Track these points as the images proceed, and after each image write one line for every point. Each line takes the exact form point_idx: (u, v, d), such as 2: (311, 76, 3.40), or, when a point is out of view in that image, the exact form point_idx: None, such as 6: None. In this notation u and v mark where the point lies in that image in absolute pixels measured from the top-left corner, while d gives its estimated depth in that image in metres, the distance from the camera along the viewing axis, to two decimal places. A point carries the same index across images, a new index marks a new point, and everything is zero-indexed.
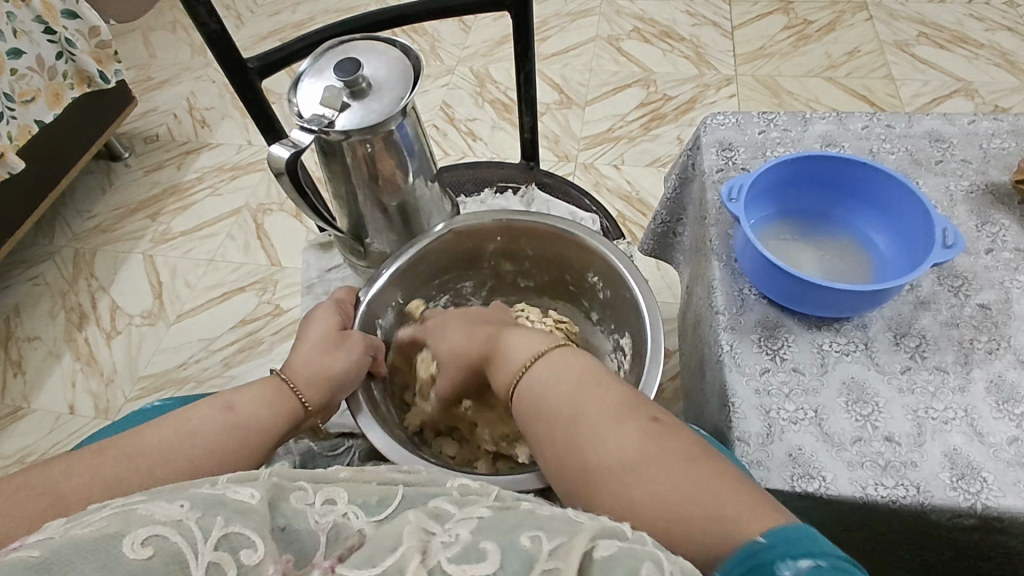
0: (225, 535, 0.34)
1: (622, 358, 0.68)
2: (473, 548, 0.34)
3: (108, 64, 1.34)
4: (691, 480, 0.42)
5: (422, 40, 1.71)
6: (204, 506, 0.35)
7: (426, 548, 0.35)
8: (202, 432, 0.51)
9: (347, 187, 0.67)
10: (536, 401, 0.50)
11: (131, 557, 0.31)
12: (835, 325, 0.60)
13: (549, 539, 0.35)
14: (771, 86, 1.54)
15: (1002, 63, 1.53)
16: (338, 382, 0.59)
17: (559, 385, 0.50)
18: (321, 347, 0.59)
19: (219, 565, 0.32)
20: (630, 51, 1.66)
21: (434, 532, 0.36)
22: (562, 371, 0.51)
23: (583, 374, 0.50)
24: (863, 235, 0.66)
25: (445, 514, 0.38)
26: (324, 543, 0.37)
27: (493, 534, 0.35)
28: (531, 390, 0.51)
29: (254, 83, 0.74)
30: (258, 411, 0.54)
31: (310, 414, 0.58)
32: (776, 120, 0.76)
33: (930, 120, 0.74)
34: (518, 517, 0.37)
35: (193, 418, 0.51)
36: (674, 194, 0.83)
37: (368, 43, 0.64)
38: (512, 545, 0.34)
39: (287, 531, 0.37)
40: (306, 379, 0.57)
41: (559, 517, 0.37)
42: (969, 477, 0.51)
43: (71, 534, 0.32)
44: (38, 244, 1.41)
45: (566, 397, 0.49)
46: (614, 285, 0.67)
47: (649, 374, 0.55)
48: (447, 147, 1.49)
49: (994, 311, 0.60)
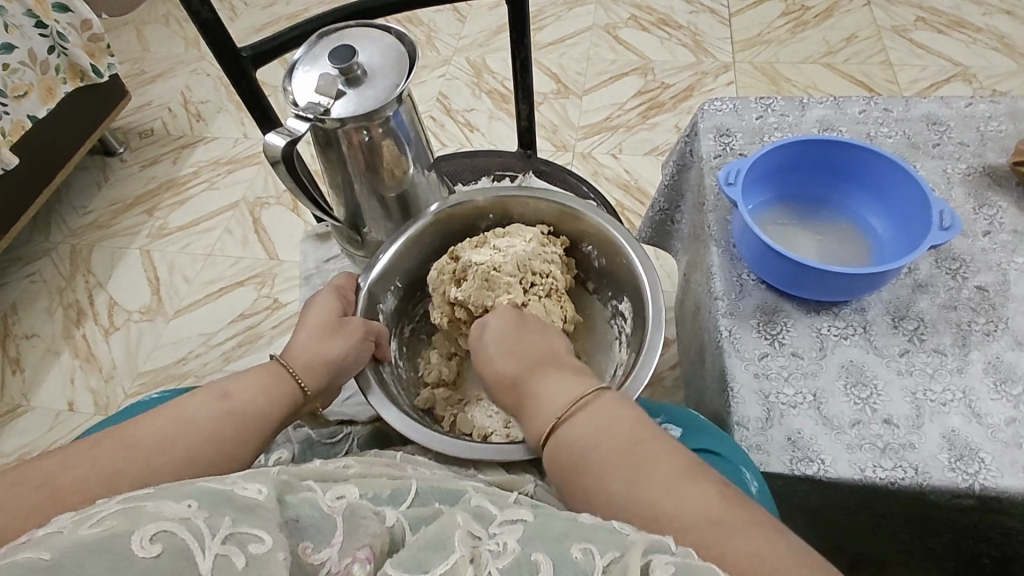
0: (232, 532, 0.33)
1: (623, 324, 0.68)
2: (524, 560, 0.35)
3: (100, 58, 1.33)
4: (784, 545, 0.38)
5: (417, 31, 1.69)
6: (212, 503, 0.35)
7: (475, 558, 0.36)
8: (200, 420, 0.51)
9: (343, 176, 0.67)
10: (585, 449, 0.46)
11: (141, 556, 0.30)
12: (833, 309, 0.60)
13: (601, 554, 0.35)
14: (769, 73, 1.54)
15: (1000, 48, 1.52)
16: (340, 365, 0.59)
17: (610, 432, 0.46)
18: (320, 333, 0.59)
19: (227, 558, 0.32)
20: (627, 39, 1.65)
21: (481, 539, 0.38)
22: (616, 419, 0.47)
23: (639, 421, 0.47)
24: (861, 219, 0.66)
25: (488, 517, 0.40)
26: (343, 526, 0.38)
27: (541, 545, 0.36)
28: (574, 432, 0.48)
29: (248, 74, 0.73)
30: (255, 397, 0.54)
31: (309, 400, 0.58)
32: (773, 106, 0.76)
33: (928, 103, 0.74)
34: (564, 525, 0.38)
35: (190, 407, 0.51)
36: (672, 181, 0.83)
37: (363, 30, 0.63)
38: (566, 560, 0.35)
39: (300, 521, 0.38)
40: (305, 364, 0.58)
41: (604, 528, 0.38)
42: (967, 458, 0.51)
43: (79, 533, 0.31)
44: (34, 240, 1.41)
45: (619, 437, 0.46)
46: (609, 252, 0.67)
47: (652, 340, 0.57)
48: (445, 139, 1.48)
49: (992, 293, 0.60)
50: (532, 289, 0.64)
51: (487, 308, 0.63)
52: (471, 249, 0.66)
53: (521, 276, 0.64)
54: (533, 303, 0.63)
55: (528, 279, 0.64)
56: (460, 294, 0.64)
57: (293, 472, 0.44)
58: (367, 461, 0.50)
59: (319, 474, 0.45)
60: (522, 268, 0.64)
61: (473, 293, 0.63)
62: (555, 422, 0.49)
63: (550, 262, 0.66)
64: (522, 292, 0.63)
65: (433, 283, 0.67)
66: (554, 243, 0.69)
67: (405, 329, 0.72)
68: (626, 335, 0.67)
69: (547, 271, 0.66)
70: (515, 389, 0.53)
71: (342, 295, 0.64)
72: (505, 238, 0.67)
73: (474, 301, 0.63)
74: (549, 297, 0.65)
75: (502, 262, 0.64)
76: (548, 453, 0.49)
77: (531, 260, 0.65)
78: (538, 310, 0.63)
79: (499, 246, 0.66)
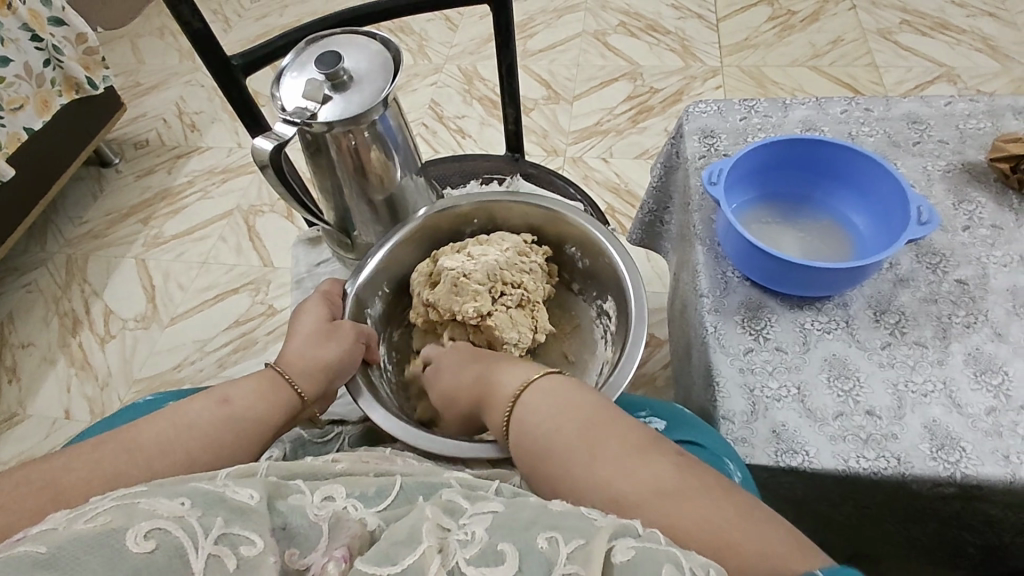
0: (224, 533, 0.34)
1: (608, 322, 0.70)
2: (491, 550, 0.36)
3: (96, 71, 1.35)
4: (733, 514, 0.40)
5: (409, 40, 1.71)
6: (206, 504, 0.35)
7: (444, 547, 0.36)
8: (199, 424, 0.51)
9: (332, 181, 0.68)
10: (544, 433, 0.48)
11: (135, 552, 0.31)
12: (817, 304, 0.61)
13: (566, 542, 0.36)
14: (757, 76, 1.56)
15: (983, 49, 1.54)
16: (336, 369, 0.60)
17: (568, 417, 0.48)
18: (314, 340, 0.60)
19: (219, 558, 0.33)
20: (616, 45, 1.67)
21: (450, 531, 0.38)
22: (574, 404, 0.49)
23: (592, 405, 0.48)
24: (842, 216, 0.67)
25: (459, 510, 0.40)
26: (327, 532, 0.39)
27: (509, 535, 0.37)
28: (533, 418, 0.49)
29: (239, 82, 0.74)
30: (253, 403, 0.55)
31: (307, 405, 0.58)
32: (757, 107, 0.77)
33: (908, 103, 0.75)
34: (533, 514, 0.38)
35: (190, 411, 0.52)
36: (660, 183, 0.84)
37: (349, 37, 0.65)
38: (531, 549, 0.36)
39: (288, 528, 0.38)
40: (301, 370, 0.58)
41: (572, 515, 0.38)
42: (948, 447, 0.52)
43: (74, 528, 0.32)
44: (30, 251, 1.42)
45: (579, 420, 0.47)
46: (593, 253, 0.69)
47: (635, 334, 0.58)
48: (437, 145, 1.50)
49: (971, 286, 0.61)
50: (502, 299, 0.65)
51: (454, 313, 0.65)
52: (448, 254, 0.68)
53: (489, 285, 0.65)
54: (498, 312, 0.64)
55: (498, 288, 0.65)
56: (431, 297, 0.66)
57: (278, 470, 0.45)
58: (356, 457, 0.51)
59: (306, 472, 0.46)
60: (493, 277, 0.65)
61: (443, 297, 0.65)
62: (512, 406, 0.51)
63: (524, 272, 0.67)
64: (490, 301, 0.65)
65: (412, 283, 0.69)
66: (535, 252, 0.70)
67: (394, 334, 0.72)
68: (611, 332, 0.69)
69: (519, 282, 0.66)
70: (476, 388, 0.56)
71: (331, 301, 0.65)
72: (481, 246, 0.68)
73: (443, 306, 0.65)
74: (519, 308, 0.66)
75: (472, 269, 0.65)
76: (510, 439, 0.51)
77: (502, 270, 0.66)
78: (503, 320, 0.64)
79: (473, 253, 0.67)
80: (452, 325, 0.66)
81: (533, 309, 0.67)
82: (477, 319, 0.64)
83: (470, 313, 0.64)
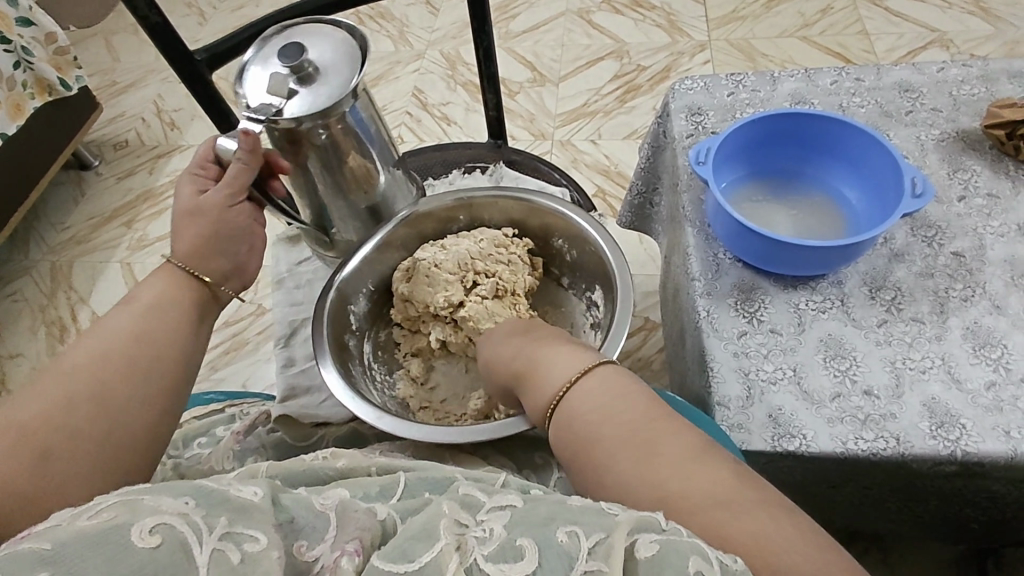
0: (229, 531, 0.32)
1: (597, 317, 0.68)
2: (510, 547, 0.35)
3: (68, 71, 1.31)
4: (796, 529, 0.37)
5: (390, 26, 1.68)
6: (211, 503, 0.33)
7: (461, 546, 0.36)
8: (122, 327, 0.50)
9: (304, 177, 0.66)
10: (590, 427, 0.45)
11: (140, 546, 0.29)
12: (811, 283, 0.60)
13: (587, 536, 0.35)
14: (745, 49, 1.53)
15: (976, 11, 1.51)
16: (229, 233, 0.57)
17: (619, 409, 0.45)
18: (200, 212, 0.56)
19: (222, 555, 0.31)
20: (601, 23, 1.63)
21: (467, 527, 0.37)
22: (626, 395, 0.46)
23: (648, 400, 0.45)
24: (835, 191, 0.65)
25: (476, 504, 0.40)
26: (335, 520, 0.37)
27: (526, 530, 0.36)
28: (579, 409, 0.46)
29: (206, 78, 0.72)
30: (164, 291, 0.53)
31: (220, 283, 0.57)
32: (744, 81, 0.75)
33: (900, 70, 0.73)
34: (551, 510, 0.37)
35: (108, 323, 0.50)
36: (648, 163, 0.82)
37: (313, 25, 0.62)
38: (550, 542, 0.34)
39: (294, 522, 0.36)
40: (206, 249, 0.56)
41: (590, 510, 0.37)
42: (948, 424, 0.51)
43: (79, 524, 0.30)
44: (14, 259, 1.40)
45: (632, 415, 0.44)
46: (580, 245, 0.67)
47: (615, 333, 0.56)
48: (422, 134, 1.47)
49: (969, 258, 0.59)
50: (474, 289, 0.65)
51: (429, 306, 0.65)
52: (422, 247, 0.68)
53: (461, 275, 0.65)
54: (471, 302, 0.63)
55: (470, 278, 0.65)
56: (407, 290, 0.66)
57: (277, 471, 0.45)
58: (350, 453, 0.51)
59: (309, 478, 0.46)
60: (463, 266, 0.66)
61: (417, 289, 0.65)
62: (560, 394, 0.48)
63: (500, 262, 0.67)
64: (462, 291, 0.65)
65: (391, 280, 0.69)
66: (515, 244, 0.68)
67: (381, 332, 0.71)
68: (599, 323, 0.67)
69: (493, 272, 0.66)
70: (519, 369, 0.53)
71: (199, 169, 0.58)
72: (455, 238, 0.68)
73: (417, 298, 0.65)
74: (495, 297, 0.64)
75: (443, 259, 0.66)
76: (554, 429, 0.48)
77: (474, 259, 0.66)
78: (476, 310, 0.63)
79: (446, 245, 0.67)
80: (432, 322, 0.67)
81: (511, 299, 0.66)
82: (449, 310, 0.64)
83: (442, 303, 0.64)
